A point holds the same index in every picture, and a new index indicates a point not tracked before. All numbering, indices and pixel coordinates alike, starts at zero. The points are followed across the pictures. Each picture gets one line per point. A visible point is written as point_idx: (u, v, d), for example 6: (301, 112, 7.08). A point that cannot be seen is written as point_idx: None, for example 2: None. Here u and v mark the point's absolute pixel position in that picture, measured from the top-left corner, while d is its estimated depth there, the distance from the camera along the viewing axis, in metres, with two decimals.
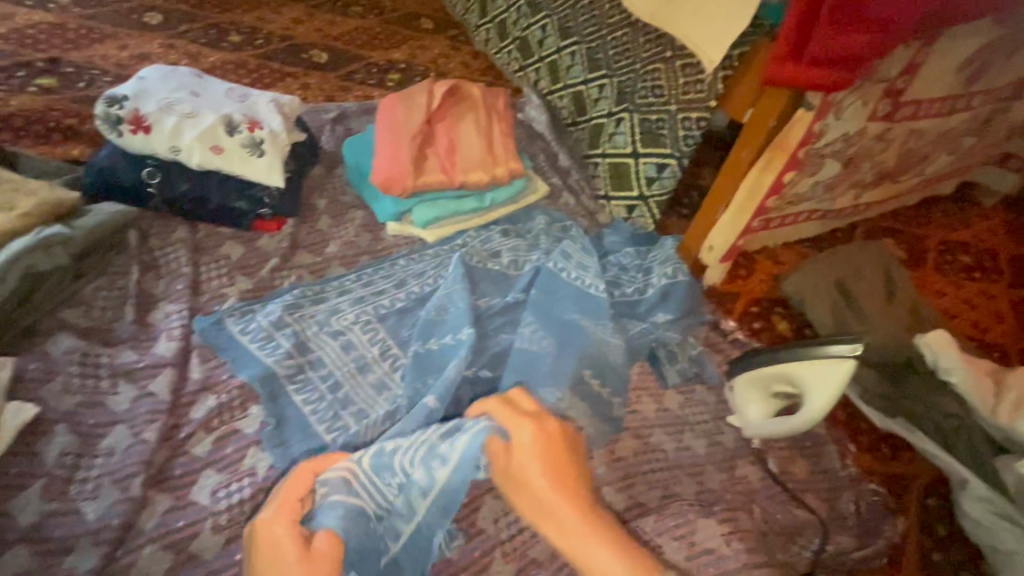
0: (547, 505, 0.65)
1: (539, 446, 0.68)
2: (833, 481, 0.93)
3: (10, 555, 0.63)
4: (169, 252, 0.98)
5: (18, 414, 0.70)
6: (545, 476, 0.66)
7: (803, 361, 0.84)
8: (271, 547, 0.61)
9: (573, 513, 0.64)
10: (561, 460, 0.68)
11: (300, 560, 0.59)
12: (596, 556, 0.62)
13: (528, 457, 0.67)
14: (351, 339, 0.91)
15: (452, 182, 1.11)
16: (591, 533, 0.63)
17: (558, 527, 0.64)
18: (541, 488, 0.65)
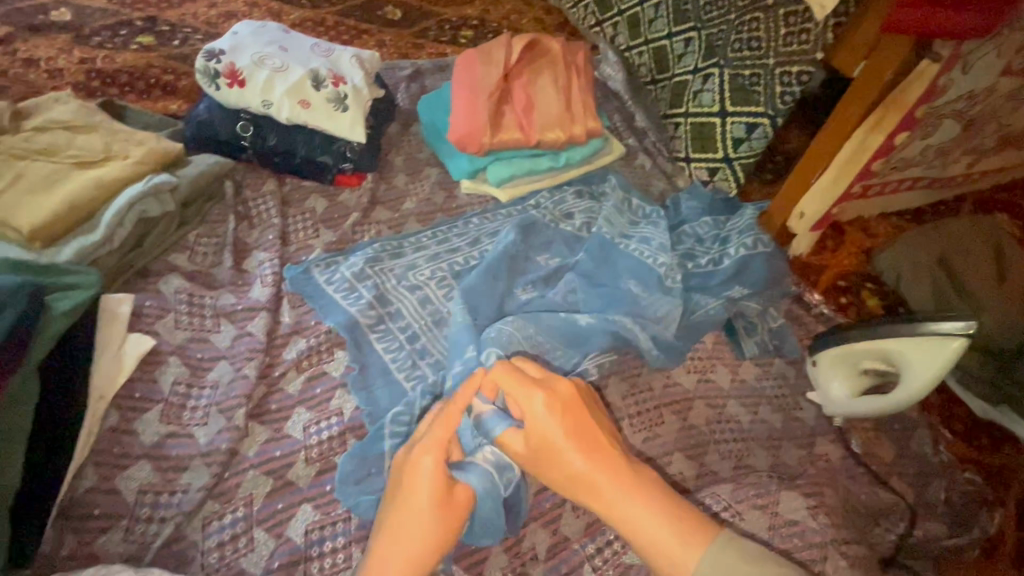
0: (581, 475, 0.58)
1: (557, 414, 0.61)
2: (923, 467, 0.88)
3: (137, 468, 0.71)
4: (260, 203, 1.03)
5: (139, 345, 0.78)
6: (570, 446, 0.59)
7: (902, 337, 0.79)
8: (419, 474, 0.60)
9: (608, 476, 0.58)
10: (584, 423, 0.61)
11: (438, 500, 0.58)
12: (645, 525, 0.55)
13: (552, 426, 0.60)
14: (428, 293, 0.93)
15: (528, 140, 1.10)
16: (636, 496, 0.57)
17: (593, 498, 0.58)
18: (572, 459, 0.59)
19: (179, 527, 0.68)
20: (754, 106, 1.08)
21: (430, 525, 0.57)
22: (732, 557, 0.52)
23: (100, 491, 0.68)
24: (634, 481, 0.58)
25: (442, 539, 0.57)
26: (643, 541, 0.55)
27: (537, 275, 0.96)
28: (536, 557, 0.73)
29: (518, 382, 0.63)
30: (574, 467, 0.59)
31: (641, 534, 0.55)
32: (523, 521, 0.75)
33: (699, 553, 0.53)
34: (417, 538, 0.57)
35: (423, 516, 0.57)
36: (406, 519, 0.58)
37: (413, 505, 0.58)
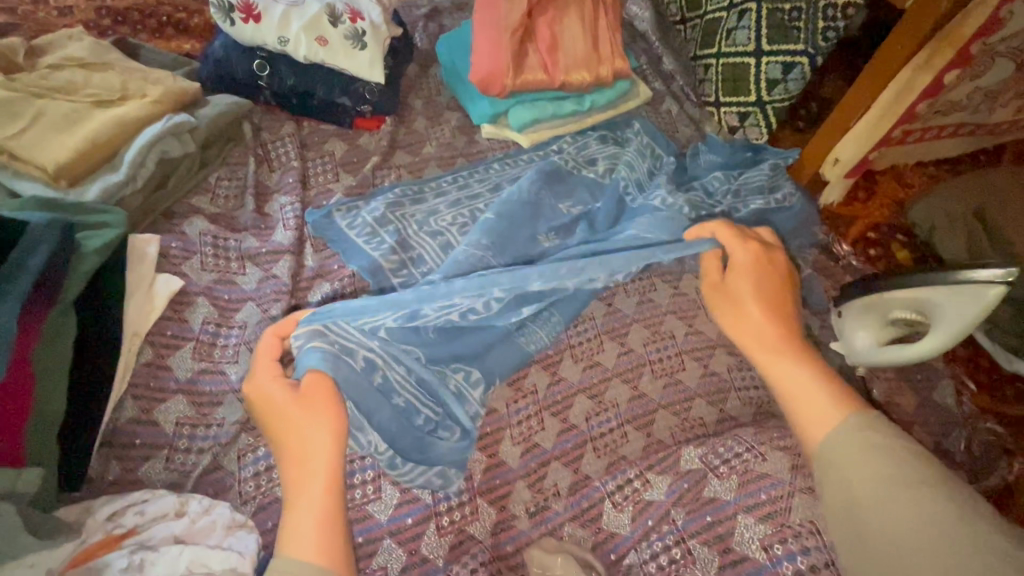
0: (755, 323, 0.70)
1: (754, 268, 0.75)
2: (944, 417, 0.88)
3: (173, 402, 0.73)
4: (280, 145, 1.01)
5: (168, 286, 0.79)
6: (755, 299, 0.72)
7: (940, 285, 0.78)
8: (264, 398, 0.64)
9: (777, 333, 0.68)
10: (773, 291, 0.73)
11: (295, 403, 0.62)
12: (789, 371, 0.64)
13: (747, 280, 0.74)
14: (449, 239, 0.92)
15: (553, 82, 1.06)
16: (788, 356, 0.65)
17: (764, 350, 0.67)
18: (749, 306, 0.72)
19: (217, 457, 0.71)
20: (793, 44, 1.03)
21: (305, 418, 0.61)
22: (866, 431, 0.53)
23: (139, 423, 0.71)
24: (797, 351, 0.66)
25: (326, 422, 0.61)
26: (794, 395, 0.61)
27: (559, 222, 0.95)
28: (558, 493, 0.75)
29: (731, 233, 0.79)
30: (753, 316, 0.71)
31: (790, 381, 0.62)
32: (545, 460, 0.77)
33: (845, 415, 0.56)
34: (304, 434, 0.60)
35: (297, 422, 0.61)
36: (285, 431, 0.61)
37: (280, 419, 0.62)
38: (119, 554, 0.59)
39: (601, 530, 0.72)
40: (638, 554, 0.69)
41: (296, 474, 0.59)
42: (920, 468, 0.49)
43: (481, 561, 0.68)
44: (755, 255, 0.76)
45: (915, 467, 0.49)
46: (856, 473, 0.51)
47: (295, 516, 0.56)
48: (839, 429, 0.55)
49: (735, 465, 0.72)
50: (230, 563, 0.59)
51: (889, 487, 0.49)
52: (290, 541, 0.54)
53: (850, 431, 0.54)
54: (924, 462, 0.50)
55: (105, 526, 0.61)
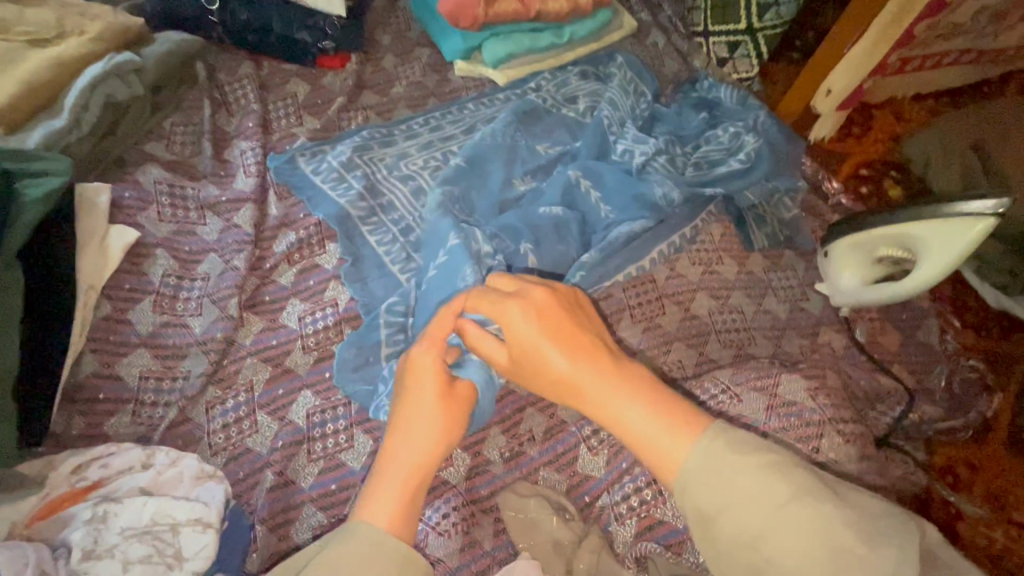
0: (566, 382, 0.51)
1: (532, 319, 0.53)
2: (928, 355, 0.87)
3: (136, 355, 0.71)
4: (237, 86, 0.95)
5: (122, 237, 0.75)
6: (551, 347, 0.52)
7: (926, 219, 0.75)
8: (416, 371, 0.56)
9: (597, 375, 0.50)
10: (564, 324, 0.54)
11: (440, 393, 0.55)
12: (628, 416, 0.48)
13: (530, 335, 0.53)
14: (421, 184, 0.87)
15: (528, 11, 1.00)
16: (620, 387, 0.49)
17: (590, 405, 0.51)
18: (552, 367, 0.52)
19: (184, 410, 0.70)
20: None
21: (433, 413, 0.54)
22: (730, 450, 0.44)
23: (102, 377, 0.69)
24: (623, 368, 0.51)
25: (446, 425, 0.54)
26: (628, 437, 0.48)
27: (535, 164, 0.90)
28: (532, 438, 0.74)
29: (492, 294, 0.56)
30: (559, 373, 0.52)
31: (629, 436, 0.48)
32: (520, 406, 0.75)
33: (685, 446, 0.45)
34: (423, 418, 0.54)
35: (427, 403, 0.54)
36: (410, 415, 0.54)
37: (415, 399, 0.55)
38: (85, 505, 0.59)
39: (576, 474, 0.72)
40: (610, 496, 0.69)
41: (398, 449, 0.53)
42: (780, 483, 0.42)
43: (452, 505, 0.68)
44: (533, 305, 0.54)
45: (771, 482, 0.42)
46: (726, 503, 0.42)
47: (381, 487, 0.51)
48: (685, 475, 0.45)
49: (712, 407, 0.71)
50: (195, 513, 0.59)
51: (762, 516, 0.41)
52: (370, 508, 0.50)
53: (700, 462, 0.44)
54: (782, 477, 0.42)
55: (69, 479, 0.61)
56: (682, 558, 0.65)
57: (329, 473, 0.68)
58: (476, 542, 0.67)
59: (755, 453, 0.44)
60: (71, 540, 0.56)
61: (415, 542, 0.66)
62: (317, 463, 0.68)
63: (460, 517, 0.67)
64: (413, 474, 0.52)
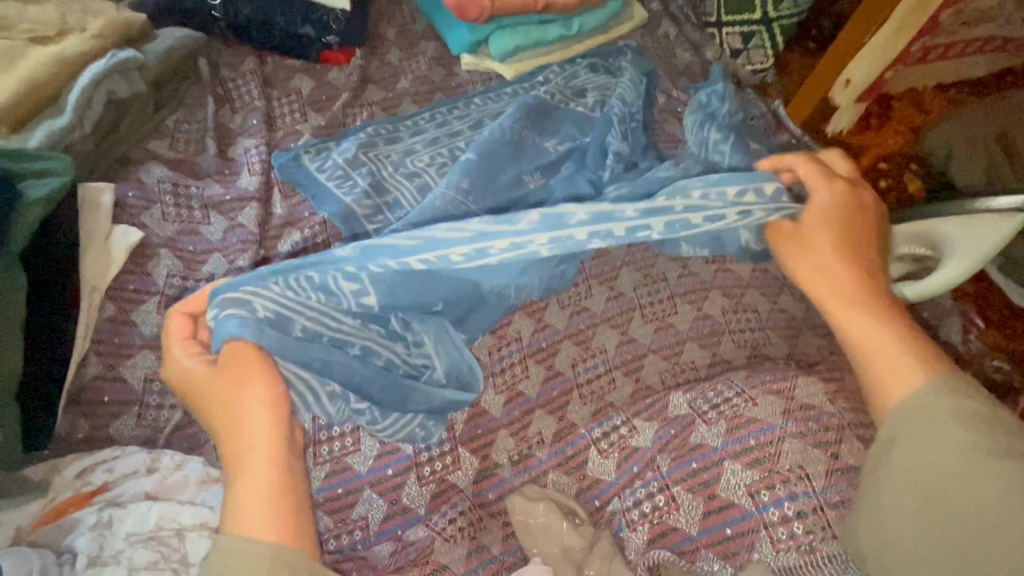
0: (830, 274, 0.69)
1: (840, 215, 0.71)
2: (949, 355, 0.85)
3: (140, 356, 0.70)
4: (241, 83, 0.94)
5: (125, 237, 0.75)
6: (852, 251, 0.69)
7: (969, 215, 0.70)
8: (201, 392, 0.59)
9: (853, 287, 0.66)
10: (854, 231, 0.70)
11: (217, 379, 0.58)
12: (855, 321, 0.63)
13: (820, 233, 0.71)
14: (427, 181, 0.85)
15: (535, 2, 0.96)
16: (864, 308, 0.64)
17: (834, 306, 0.66)
18: (824, 259, 0.70)
19: (189, 413, 0.69)
20: None
21: (245, 400, 0.57)
22: (942, 396, 0.53)
23: (107, 380, 0.69)
24: (868, 293, 0.65)
25: (265, 401, 0.57)
26: (849, 332, 0.63)
27: (544, 160, 0.87)
28: (542, 440, 0.73)
29: (812, 176, 0.74)
30: (827, 264, 0.69)
31: (857, 331, 0.63)
32: (529, 408, 0.74)
33: (927, 379, 0.56)
34: (252, 414, 0.57)
35: (228, 397, 0.57)
36: (227, 420, 0.57)
37: (215, 405, 0.58)
38: (90, 510, 0.58)
39: (586, 477, 0.70)
40: (621, 502, 0.68)
41: (250, 449, 0.55)
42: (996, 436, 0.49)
43: (460, 509, 0.67)
44: (842, 198, 0.72)
45: (951, 414, 0.51)
46: (931, 437, 0.51)
47: (240, 492, 0.53)
48: (907, 401, 0.55)
49: (724, 410, 0.69)
50: (200, 517, 0.58)
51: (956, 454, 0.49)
52: (236, 519, 0.51)
53: (931, 399, 0.53)
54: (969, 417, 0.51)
55: (74, 483, 0.60)
56: (695, 567, 0.62)
57: (336, 477, 0.67)
58: (484, 547, 0.66)
59: (961, 402, 0.52)
60: (77, 546, 0.56)
61: (422, 547, 0.65)
62: (323, 467, 0.67)
63: (467, 522, 0.67)
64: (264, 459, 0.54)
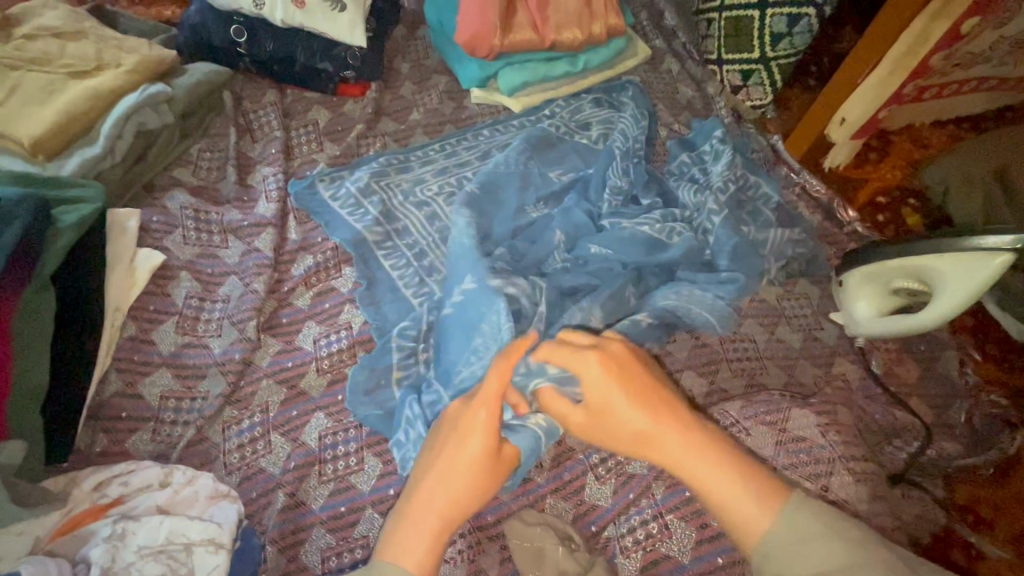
0: (645, 436, 0.53)
1: (613, 374, 0.55)
2: (946, 388, 0.85)
3: (157, 375, 0.74)
4: (262, 114, 0.99)
5: (149, 260, 0.79)
6: (626, 402, 0.54)
7: (961, 252, 0.72)
8: (470, 421, 0.55)
9: (677, 436, 0.52)
10: (640, 378, 0.56)
11: (496, 451, 0.55)
12: (716, 490, 0.49)
13: (617, 399, 0.54)
14: (435, 210, 0.89)
15: (542, 41, 1.00)
16: (709, 453, 0.51)
17: (690, 468, 0.51)
18: (630, 420, 0.53)
19: (201, 429, 0.72)
20: None
21: (483, 473, 0.54)
22: (814, 516, 0.45)
23: (125, 396, 0.72)
24: (710, 449, 0.51)
25: (485, 488, 0.54)
26: (695, 480, 0.50)
27: (548, 191, 0.91)
28: (540, 465, 0.74)
29: (566, 349, 0.57)
30: (637, 422, 0.53)
31: (721, 500, 0.49)
32: None
33: (775, 509, 0.47)
34: (476, 487, 0.53)
35: (482, 459, 0.54)
36: (455, 456, 0.54)
37: (468, 439, 0.54)
38: (104, 523, 0.61)
39: (583, 502, 0.72)
40: (616, 528, 0.69)
41: (454, 508, 0.52)
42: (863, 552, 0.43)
43: (460, 532, 0.68)
44: (606, 354, 0.57)
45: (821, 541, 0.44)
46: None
47: (408, 530, 0.51)
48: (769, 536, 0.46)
49: None
50: (208, 533, 0.61)
51: None
52: (395, 549, 0.50)
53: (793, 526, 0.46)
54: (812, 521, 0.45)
55: (91, 496, 0.63)
56: None
57: (339, 495, 0.69)
58: (482, 570, 0.67)
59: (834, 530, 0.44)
60: (90, 557, 0.58)
61: None
62: (328, 485, 0.70)
63: (467, 544, 0.68)
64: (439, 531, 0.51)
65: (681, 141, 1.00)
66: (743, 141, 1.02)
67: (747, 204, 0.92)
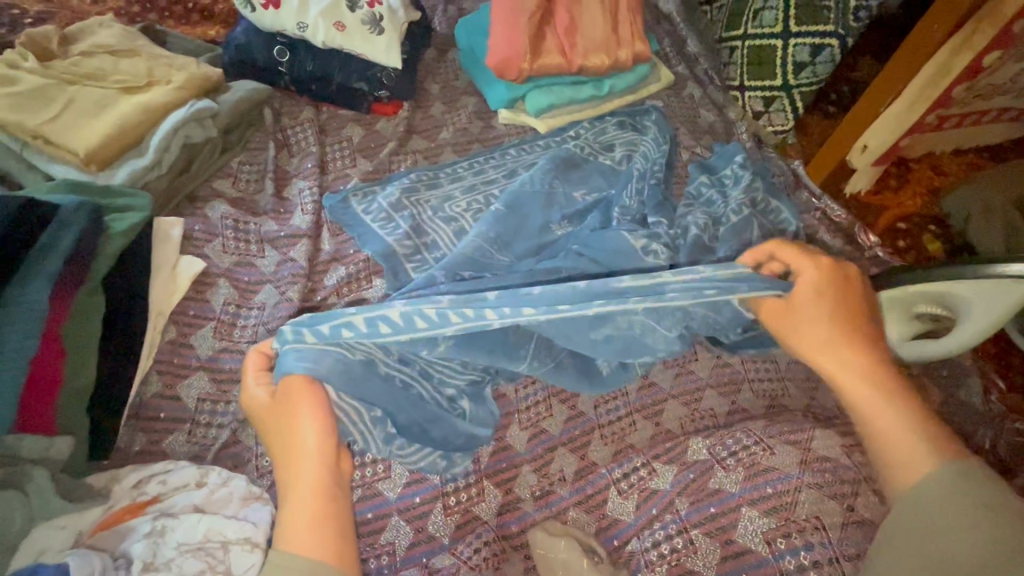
0: (834, 348, 0.64)
1: (828, 293, 0.67)
2: (969, 415, 0.85)
3: (195, 378, 0.77)
4: (299, 130, 1.03)
5: (190, 267, 0.82)
6: (832, 325, 0.66)
7: (985, 278, 0.72)
8: (257, 412, 0.65)
9: (865, 364, 0.62)
10: (854, 313, 0.66)
11: (275, 411, 0.63)
12: (880, 411, 0.59)
13: (824, 314, 0.66)
14: (463, 225, 0.91)
15: (569, 66, 1.04)
16: (878, 388, 0.61)
17: (871, 393, 0.61)
18: (825, 330, 0.66)
19: (235, 432, 0.74)
20: (821, 25, 1.00)
21: (290, 430, 0.61)
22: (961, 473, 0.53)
23: (164, 397, 0.75)
24: (881, 376, 0.62)
25: (308, 428, 0.60)
26: (863, 403, 0.61)
27: (571, 209, 0.93)
28: (563, 478, 0.75)
29: (796, 255, 0.70)
30: (832, 341, 0.65)
31: (879, 414, 0.59)
32: (552, 445, 0.77)
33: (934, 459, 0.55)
34: (301, 435, 0.60)
35: (276, 428, 0.62)
36: (278, 441, 0.62)
37: (271, 429, 0.63)
38: (144, 519, 0.63)
39: (605, 516, 0.72)
40: (640, 542, 0.69)
41: (299, 477, 0.59)
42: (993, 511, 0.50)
43: (484, 540, 0.69)
44: (826, 274, 0.68)
45: (973, 489, 0.51)
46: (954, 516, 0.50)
47: (288, 513, 0.57)
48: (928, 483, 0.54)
49: (743, 457, 0.71)
50: (244, 532, 0.63)
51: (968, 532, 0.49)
52: (285, 534, 0.55)
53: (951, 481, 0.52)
54: (981, 483, 0.52)
55: (130, 492, 0.66)
56: None
57: (366, 501, 0.71)
58: None
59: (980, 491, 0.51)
60: (132, 552, 0.60)
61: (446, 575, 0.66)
62: (356, 490, 0.72)
63: (490, 552, 0.68)
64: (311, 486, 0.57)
65: (702, 164, 1.02)
66: (762, 164, 1.05)
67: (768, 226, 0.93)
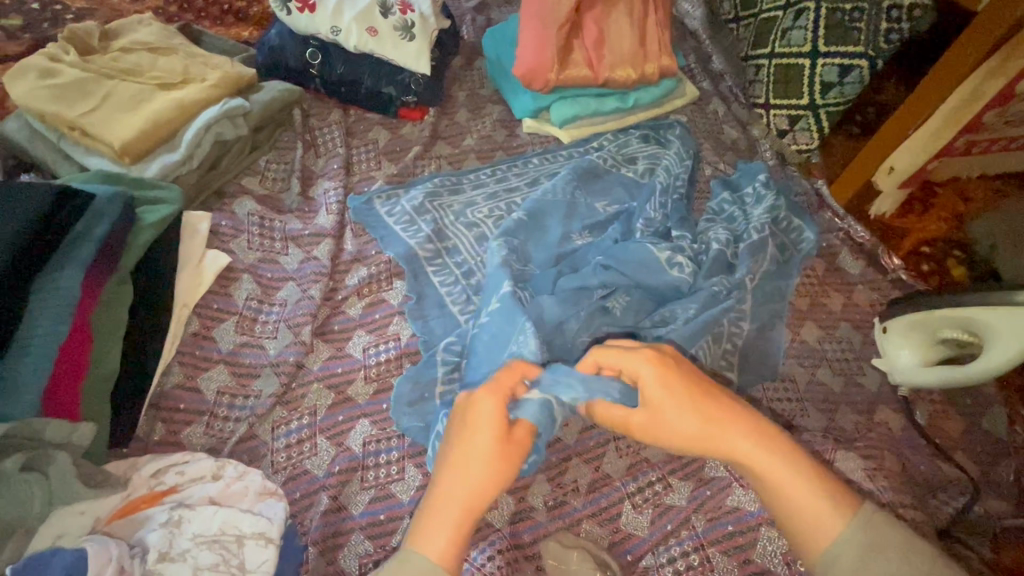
0: (710, 439, 0.58)
1: (665, 381, 0.60)
2: (993, 445, 0.83)
3: (216, 370, 0.77)
4: (326, 132, 1.04)
5: (215, 261, 0.83)
6: (685, 408, 0.59)
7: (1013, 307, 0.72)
8: (473, 412, 0.59)
9: (747, 443, 0.57)
10: (703, 389, 0.60)
11: (499, 436, 0.58)
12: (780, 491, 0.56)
13: (679, 408, 0.59)
14: (484, 232, 0.91)
15: (596, 78, 1.04)
16: (772, 466, 0.56)
17: (762, 469, 0.56)
18: (686, 425, 0.58)
19: (252, 426, 0.74)
20: (852, 46, 1.00)
21: (492, 455, 0.57)
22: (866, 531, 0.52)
23: (185, 388, 0.75)
24: (769, 444, 0.57)
25: (500, 474, 0.57)
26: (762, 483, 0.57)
27: (593, 220, 0.93)
28: (577, 489, 0.74)
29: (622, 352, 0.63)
30: (694, 427, 0.58)
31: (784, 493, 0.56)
32: (566, 455, 0.76)
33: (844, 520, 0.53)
34: (484, 472, 0.56)
35: (485, 444, 0.57)
36: (463, 449, 0.57)
37: (473, 435, 0.58)
38: (160, 509, 0.63)
39: (618, 530, 0.71)
40: (654, 558, 0.69)
41: (457, 497, 0.55)
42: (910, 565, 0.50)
43: (497, 548, 0.68)
44: (658, 364, 0.61)
45: (875, 541, 0.52)
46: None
47: (432, 522, 0.54)
48: (835, 549, 0.53)
49: None
50: (259, 527, 0.63)
51: None
52: (423, 538, 0.53)
53: (862, 538, 0.52)
54: (879, 530, 0.52)
55: (149, 482, 0.66)
56: None
57: (379, 503, 0.71)
58: None
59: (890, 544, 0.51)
60: (148, 541, 0.61)
61: None
62: (369, 491, 0.71)
63: (504, 561, 0.67)
64: (461, 519, 0.54)
65: (725, 181, 1.01)
66: (784, 183, 1.04)
67: (788, 245, 0.93)
